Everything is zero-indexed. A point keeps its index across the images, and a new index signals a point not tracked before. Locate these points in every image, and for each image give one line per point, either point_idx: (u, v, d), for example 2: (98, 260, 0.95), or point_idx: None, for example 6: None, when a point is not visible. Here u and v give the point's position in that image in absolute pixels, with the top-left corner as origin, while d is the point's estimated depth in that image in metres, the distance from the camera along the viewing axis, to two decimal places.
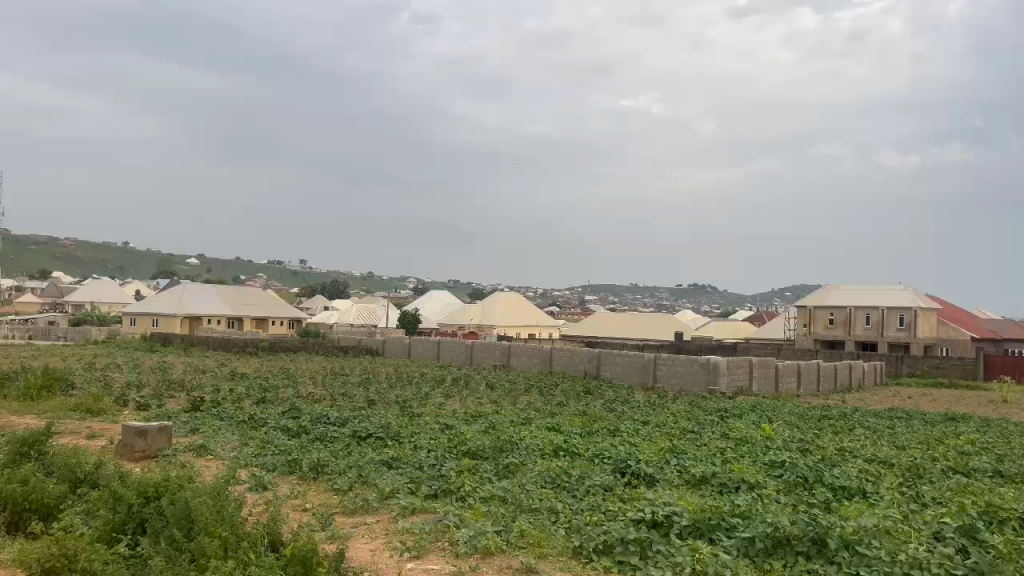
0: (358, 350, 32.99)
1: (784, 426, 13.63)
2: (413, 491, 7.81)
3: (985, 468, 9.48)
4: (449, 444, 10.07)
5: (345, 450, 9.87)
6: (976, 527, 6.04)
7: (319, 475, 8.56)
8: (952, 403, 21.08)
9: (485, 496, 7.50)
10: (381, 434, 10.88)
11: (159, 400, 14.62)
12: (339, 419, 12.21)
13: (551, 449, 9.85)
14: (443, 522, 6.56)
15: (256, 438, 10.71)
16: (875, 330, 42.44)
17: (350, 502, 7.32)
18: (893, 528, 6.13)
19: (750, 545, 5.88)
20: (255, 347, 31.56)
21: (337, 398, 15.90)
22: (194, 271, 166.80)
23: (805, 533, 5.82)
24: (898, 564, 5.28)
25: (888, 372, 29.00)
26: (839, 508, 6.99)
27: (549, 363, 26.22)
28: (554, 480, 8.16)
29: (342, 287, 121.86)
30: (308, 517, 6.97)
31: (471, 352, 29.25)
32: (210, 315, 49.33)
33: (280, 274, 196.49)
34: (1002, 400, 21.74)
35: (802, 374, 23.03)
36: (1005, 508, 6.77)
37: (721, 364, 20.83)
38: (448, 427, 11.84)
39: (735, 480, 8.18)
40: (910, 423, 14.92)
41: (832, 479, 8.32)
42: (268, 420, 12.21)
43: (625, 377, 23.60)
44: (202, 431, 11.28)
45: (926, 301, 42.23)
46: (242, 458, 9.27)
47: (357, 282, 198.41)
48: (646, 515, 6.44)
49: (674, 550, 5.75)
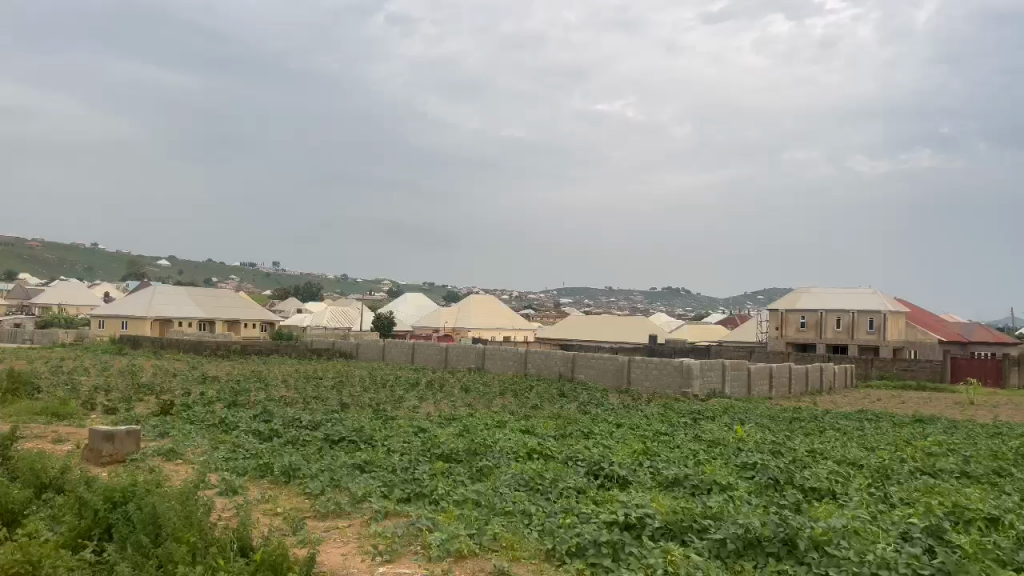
0: (331, 352, 32.75)
1: (756, 428, 13.80)
2: (386, 495, 7.77)
3: (951, 468, 9.67)
4: (422, 447, 10.03)
5: (317, 454, 9.79)
6: (943, 528, 6.13)
7: (291, 479, 8.49)
8: (920, 405, 21.49)
9: (459, 500, 7.47)
10: (354, 438, 10.81)
11: (126, 403, 14.41)
12: (311, 422, 12.12)
13: (525, 451, 9.87)
14: (417, 526, 6.52)
15: (226, 442, 10.59)
16: (845, 333, 42.99)
17: (321, 506, 7.26)
18: (862, 528, 6.22)
19: (721, 547, 5.92)
20: (227, 350, 31.22)
21: (309, 401, 15.77)
22: (166, 273, 164.80)
23: (776, 534, 5.88)
24: (867, 564, 5.33)
25: (858, 374, 29.37)
26: (810, 509, 7.09)
27: (524, 365, 26.24)
28: (528, 482, 8.17)
29: (317, 289, 121.17)
30: (279, 521, 6.91)
31: (445, 355, 29.22)
32: (181, 317, 48.77)
33: (253, 276, 194.73)
34: (969, 402, 22.11)
35: (774, 377, 23.25)
36: (972, 508, 6.88)
37: (695, 366, 21.01)
38: (421, 430, 11.80)
39: (707, 482, 8.23)
40: (879, 425, 15.15)
41: (802, 480, 8.43)
42: (240, 424, 12.07)
43: (600, 380, 23.66)
44: (172, 435, 11.14)
45: (895, 304, 42.88)
46: (213, 462, 9.15)
47: (330, 283, 197.45)
48: (619, 518, 6.45)
49: (646, 552, 5.77)
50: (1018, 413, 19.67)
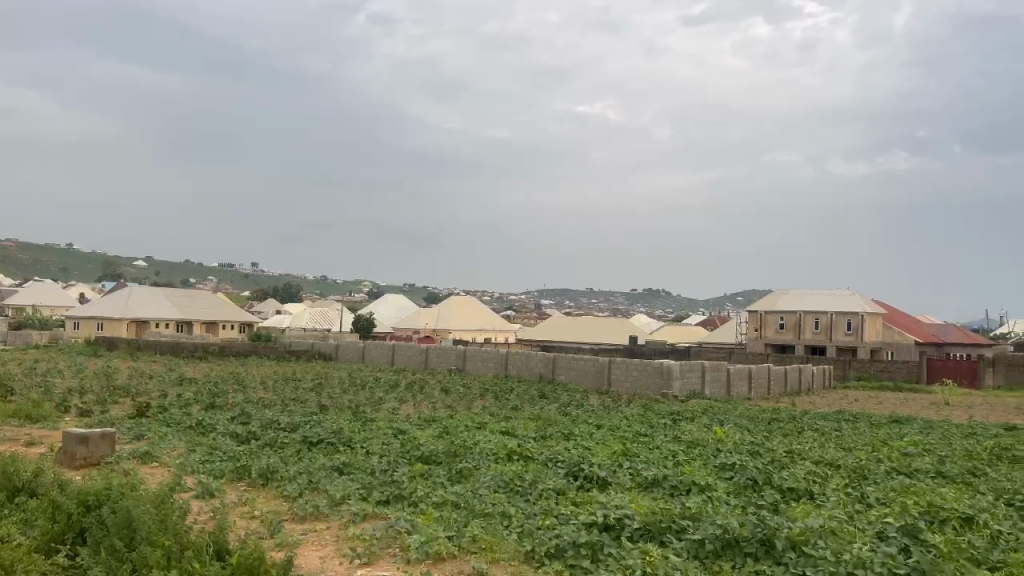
0: (310, 354, 32.57)
1: (734, 428, 13.91)
2: (364, 497, 7.73)
3: (926, 468, 9.77)
4: (402, 449, 9.97)
5: (295, 456, 9.72)
6: (918, 527, 6.18)
7: (268, 481, 8.43)
8: (897, 405, 21.72)
9: (438, 502, 7.45)
10: (332, 440, 10.73)
11: (102, 405, 14.25)
12: (290, 424, 12.06)
13: (505, 453, 9.87)
14: (395, 529, 6.49)
15: (203, 444, 10.49)
16: (824, 334, 43.34)
17: (299, 508, 7.20)
18: (839, 528, 6.26)
19: (699, 547, 5.95)
20: (205, 351, 31.00)
21: (288, 403, 15.63)
22: (142, 275, 163.13)
23: (753, 534, 5.91)
24: (842, 563, 5.36)
25: (836, 375, 29.58)
26: (788, 509, 7.14)
27: (505, 366, 26.22)
28: (508, 484, 8.16)
29: (296, 292, 120.51)
30: (257, 524, 6.87)
31: (426, 356, 29.16)
32: (158, 319, 48.35)
33: (232, 277, 193.26)
34: (945, 403, 22.37)
35: (753, 378, 23.41)
36: (947, 508, 6.95)
37: (674, 367, 21.13)
38: (400, 432, 11.73)
39: (686, 483, 8.26)
40: (856, 425, 15.32)
41: (780, 480, 8.49)
42: (217, 426, 11.96)
43: (581, 381, 23.71)
44: (148, 437, 11.02)
45: (872, 305, 43.28)
46: (190, 464, 9.08)
47: (309, 285, 196.41)
48: (598, 519, 6.45)
49: (624, 553, 5.78)
50: (992, 413, 19.99)
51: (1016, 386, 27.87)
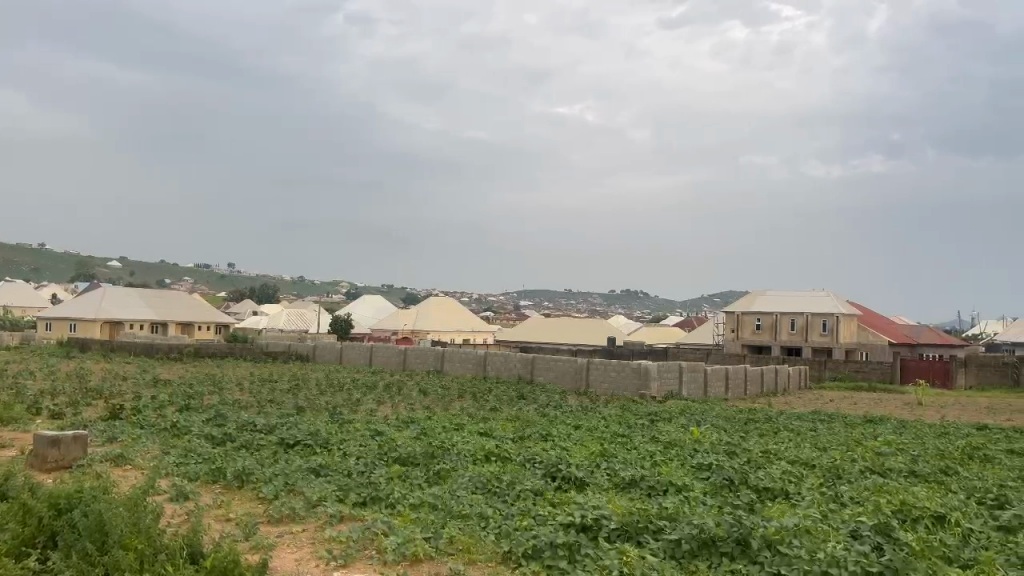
0: (287, 355, 32.37)
1: (711, 429, 14.03)
2: (342, 499, 7.68)
3: (899, 468, 9.89)
4: (379, 451, 9.93)
5: (272, 458, 9.68)
6: (891, 526, 6.24)
7: (244, 484, 8.35)
8: (871, 405, 22.01)
9: (416, 503, 7.43)
10: (309, 442, 10.66)
11: (74, 408, 14.02)
12: (266, 425, 11.97)
13: (483, 454, 9.85)
14: (372, 530, 6.45)
15: (177, 447, 10.40)
16: (800, 335, 43.72)
17: (275, 511, 7.14)
18: (814, 528, 6.32)
19: (676, 547, 5.98)
20: (180, 352, 30.75)
21: (265, 405, 15.50)
22: (116, 275, 161.20)
23: (729, 534, 5.95)
24: (817, 562, 5.40)
25: (812, 376, 29.83)
26: (763, 509, 7.18)
27: (483, 368, 26.21)
28: (485, 485, 8.14)
29: (273, 293, 119.79)
30: (232, 527, 6.79)
31: (404, 358, 29.09)
32: (132, 319, 47.83)
33: (209, 278, 191.59)
34: (918, 403, 22.68)
35: (730, 378, 23.58)
36: (920, 506, 7.04)
37: (652, 368, 21.21)
38: (378, 433, 11.67)
39: (663, 483, 8.30)
40: (831, 425, 15.52)
41: (756, 480, 8.56)
42: (192, 428, 11.86)
43: (560, 382, 23.75)
44: (120, 440, 10.90)
45: (847, 307, 43.77)
46: (164, 467, 8.98)
47: (286, 286, 195.00)
48: (575, 519, 6.46)
49: (601, 553, 5.79)
50: (965, 414, 20.23)
51: (987, 386, 28.22)
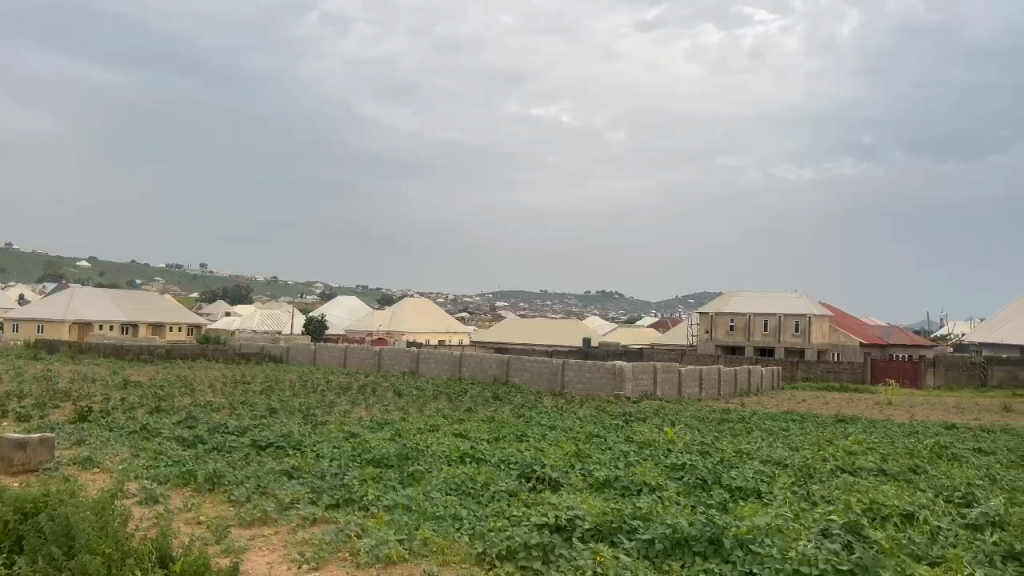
0: (260, 356, 32.10)
1: (684, 429, 14.13)
2: (314, 501, 7.62)
3: (870, 467, 10.01)
4: (352, 452, 9.89)
5: (243, 460, 9.55)
6: (861, 524, 6.31)
7: (214, 487, 8.26)
8: (842, 405, 22.30)
9: (390, 505, 7.40)
10: (282, 443, 10.57)
11: (41, 410, 13.81)
12: (238, 427, 11.84)
13: (457, 456, 9.82)
14: (346, 532, 6.41)
15: (147, 449, 10.24)
16: (773, 335, 44.13)
17: (247, 513, 7.06)
18: (785, 527, 6.37)
19: (649, 546, 6.00)
20: (151, 354, 30.43)
21: (237, 407, 15.36)
22: (86, 274, 158.94)
23: (702, 533, 5.98)
24: (789, 560, 5.45)
25: (784, 376, 30.13)
26: (735, 509, 7.21)
27: (459, 369, 26.17)
28: (460, 487, 8.11)
29: (246, 294, 118.81)
30: (202, 530, 6.71)
31: (378, 359, 28.98)
32: (102, 320, 47.13)
33: (180, 278, 189.52)
34: (887, 403, 22.99)
35: (704, 378, 23.76)
36: (889, 505, 7.12)
37: (627, 369, 21.26)
38: (352, 435, 11.62)
39: (637, 483, 8.33)
40: (803, 425, 15.70)
41: (729, 480, 8.61)
42: (161, 430, 11.70)
43: (535, 383, 23.79)
44: (89, 442, 10.73)
45: (819, 308, 44.27)
46: (133, 470, 8.84)
47: (260, 287, 193.41)
48: (549, 520, 6.47)
49: (575, 554, 5.79)
50: (934, 413, 20.40)
51: (954, 386, 28.56)
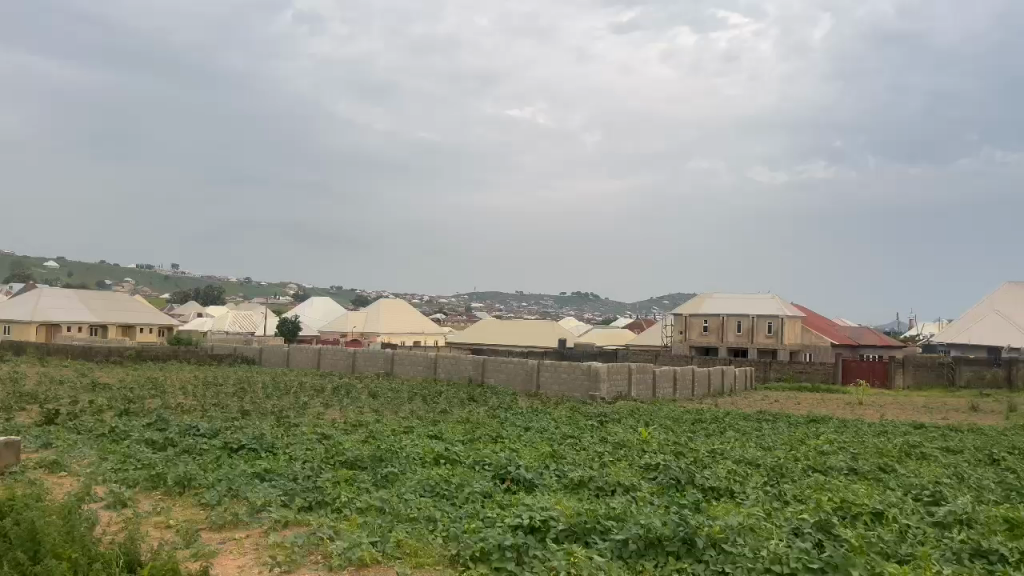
0: (233, 358, 31.78)
1: (659, 429, 14.20)
2: (287, 504, 7.54)
3: (841, 466, 10.11)
4: (325, 454, 9.82)
5: (214, 463, 9.44)
6: (831, 522, 6.38)
7: (185, 490, 8.16)
8: (815, 405, 22.54)
9: (363, 507, 7.35)
10: (254, 446, 10.45)
11: (6, 413, 13.55)
12: (209, 430, 11.70)
13: (431, 457, 9.79)
14: (318, 535, 6.34)
15: (116, 452, 10.08)
16: (746, 337, 44.52)
17: (217, 516, 6.98)
18: (757, 526, 6.41)
19: (623, 547, 6.01)
20: (121, 356, 30.05)
21: (209, 409, 15.19)
22: (54, 275, 156.62)
23: (675, 533, 6.00)
24: (760, 559, 5.49)
25: (758, 377, 30.39)
26: (708, 509, 7.25)
27: (434, 370, 26.16)
28: (433, 489, 8.06)
29: (217, 296, 117.79)
30: (171, 535, 6.63)
31: (353, 361, 28.83)
32: (70, 322, 46.36)
33: (151, 279, 187.28)
34: (858, 403, 23.26)
35: (678, 379, 23.90)
36: (858, 504, 7.20)
37: (602, 370, 21.30)
38: (325, 437, 11.52)
39: (611, 484, 8.34)
40: (775, 424, 15.86)
41: (702, 480, 8.66)
42: (131, 433, 11.53)
43: (510, 383, 23.79)
44: (57, 445, 10.55)
45: (791, 309, 44.73)
46: (100, 473, 8.71)
47: (232, 288, 191.67)
48: (523, 520, 6.45)
49: (549, 555, 5.79)
50: (904, 413, 20.64)
51: (923, 386, 28.97)
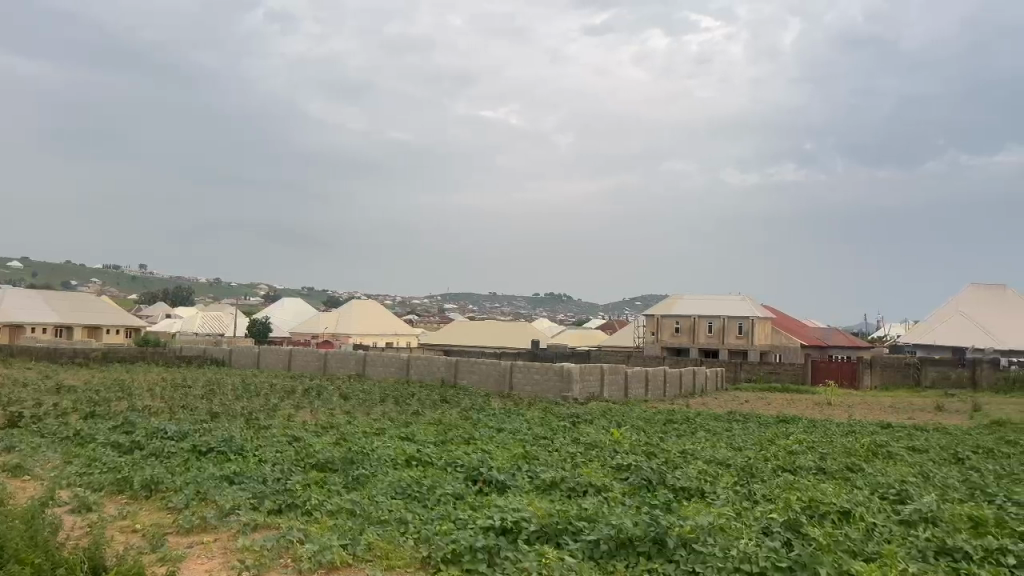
0: (202, 359, 31.40)
1: (631, 430, 14.30)
2: (256, 507, 7.47)
3: (809, 466, 10.23)
4: (296, 457, 9.74)
5: (183, 466, 9.33)
6: (800, 522, 6.45)
7: (152, 493, 8.06)
8: (784, 405, 22.82)
9: (334, 509, 7.29)
10: (223, 448, 10.33)
11: None
12: (177, 432, 11.57)
13: (403, 459, 9.76)
14: (287, 538, 6.28)
15: (81, 456, 9.92)
16: (717, 338, 44.90)
17: (185, 520, 6.90)
18: (728, 525, 6.46)
19: (595, 547, 6.02)
20: (86, 357, 29.59)
21: (177, 411, 14.99)
22: (17, 275, 153.78)
23: (647, 534, 6.03)
24: (730, 559, 5.53)
25: (728, 377, 30.65)
26: (678, 509, 7.29)
27: (406, 371, 26.08)
28: (405, 490, 8.03)
29: (186, 296, 116.55)
30: (137, 539, 6.53)
31: (324, 362, 28.63)
32: (34, 323, 45.48)
33: (118, 279, 184.56)
34: (826, 403, 23.55)
35: (650, 380, 24.03)
36: (828, 503, 7.29)
37: (574, 370, 21.34)
38: (297, 439, 11.43)
39: (583, 484, 8.36)
40: (745, 424, 16.05)
41: (673, 480, 8.71)
42: (97, 435, 11.35)
43: (483, 384, 23.77)
44: (18, 449, 10.35)
45: (761, 310, 45.21)
46: (66, 477, 8.57)
47: (201, 288, 189.65)
48: (495, 522, 6.44)
49: (521, 555, 5.78)
50: (872, 413, 20.91)
51: (891, 386, 29.39)
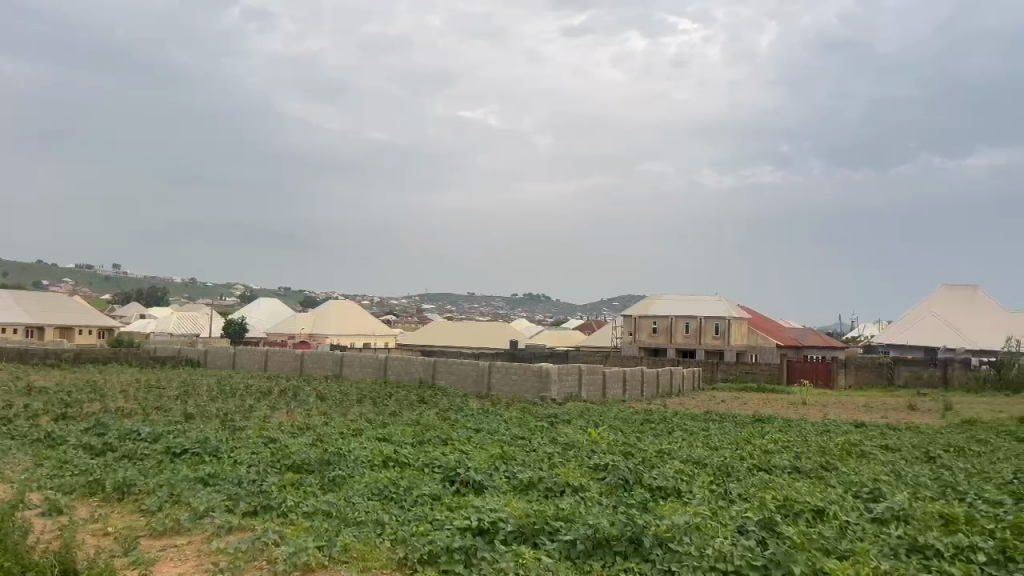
0: (176, 360, 31.10)
1: (609, 430, 14.36)
2: (231, 508, 7.41)
3: (784, 465, 10.31)
4: (272, 458, 9.67)
5: (156, 468, 9.23)
6: (775, 520, 6.50)
7: (125, 495, 7.97)
8: (760, 405, 23.00)
9: (310, 511, 7.24)
10: (198, 450, 10.23)
11: None
12: (151, 433, 11.44)
13: (380, 460, 9.73)
14: (263, 540, 6.24)
15: (53, 458, 9.79)
16: (694, 338, 45.17)
17: (159, 523, 6.83)
18: (704, 525, 6.50)
19: (571, 547, 6.03)
20: (58, 358, 29.23)
21: (151, 412, 14.85)
22: None
23: (623, 533, 6.05)
24: (706, 558, 5.56)
25: (705, 377, 30.85)
26: (655, 508, 7.34)
27: (383, 371, 25.99)
28: (382, 491, 8.01)
29: (161, 296, 115.46)
30: (109, 542, 6.46)
31: (302, 363, 28.45)
32: (6, 324, 44.85)
33: (92, 279, 182.34)
34: (801, 403, 23.76)
35: (627, 380, 24.11)
36: (802, 502, 7.36)
37: (552, 370, 21.35)
38: (273, 440, 11.34)
39: (560, 484, 8.37)
40: (720, 424, 16.16)
41: (650, 480, 8.75)
42: (69, 437, 11.20)
43: (461, 384, 23.73)
44: None
45: (738, 311, 45.55)
46: (36, 480, 8.45)
47: (176, 288, 187.84)
48: (473, 522, 6.43)
49: (498, 555, 5.78)
50: (846, 412, 21.11)
51: (865, 385, 29.72)
